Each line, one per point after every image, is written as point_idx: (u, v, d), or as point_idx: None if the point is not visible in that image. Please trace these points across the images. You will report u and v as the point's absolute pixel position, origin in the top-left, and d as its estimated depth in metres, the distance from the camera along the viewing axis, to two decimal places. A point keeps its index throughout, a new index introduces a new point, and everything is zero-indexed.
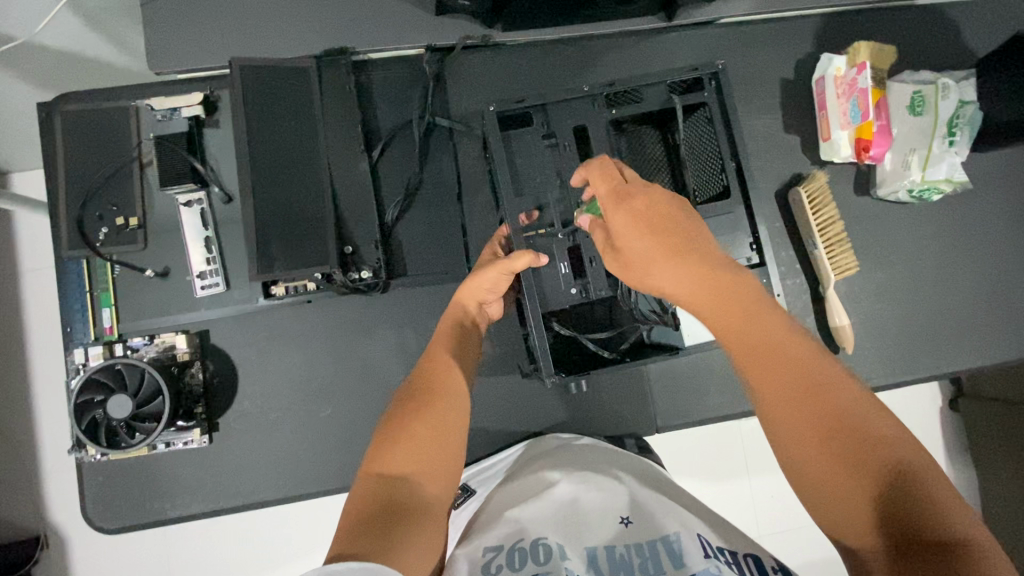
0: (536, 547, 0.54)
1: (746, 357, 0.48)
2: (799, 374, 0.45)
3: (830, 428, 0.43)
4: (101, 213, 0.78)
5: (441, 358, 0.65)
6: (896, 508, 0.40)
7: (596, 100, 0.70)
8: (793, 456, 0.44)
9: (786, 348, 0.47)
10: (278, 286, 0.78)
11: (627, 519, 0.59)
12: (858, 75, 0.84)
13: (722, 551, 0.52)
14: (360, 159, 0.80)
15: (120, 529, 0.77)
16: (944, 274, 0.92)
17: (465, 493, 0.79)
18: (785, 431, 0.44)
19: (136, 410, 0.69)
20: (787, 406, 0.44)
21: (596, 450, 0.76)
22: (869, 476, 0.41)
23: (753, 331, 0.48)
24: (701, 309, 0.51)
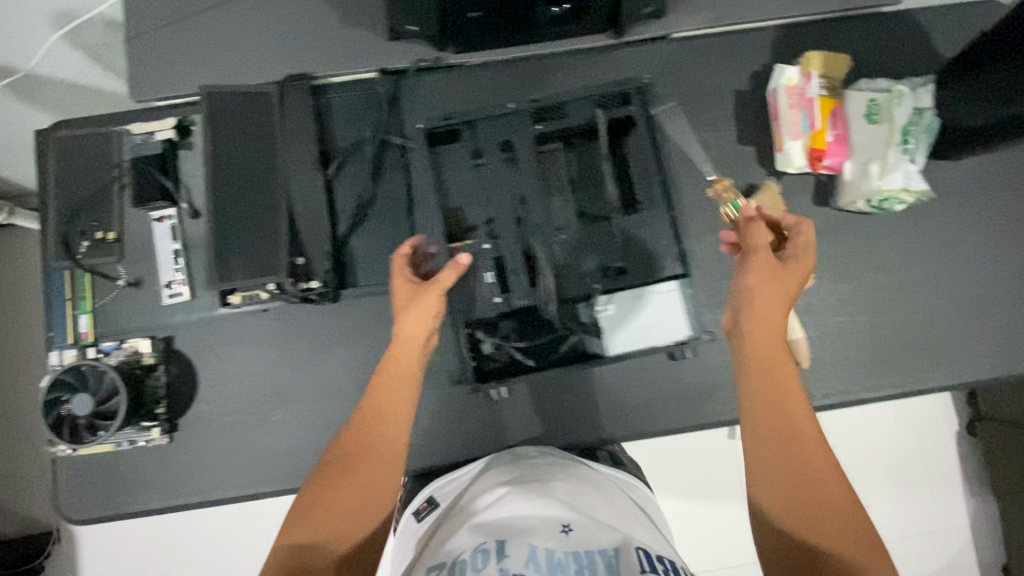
0: (473, 556, 0.53)
1: (760, 390, 0.59)
2: (788, 418, 0.58)
3: (796, 464, 0.56)
4: (84, 229, 0.85)
5: (375, 406, 0.61)
6: (827, 534, 0.53)
7: (524, 116, 0.72)
8: (759, 475, 0.57)
9: (795, 399, 0.59)
10: (233, 296, 0.82)
11: (569, 526, 0.56)
12: (807, 85, 0.86)
13: (662, 563, 0.52)
14: (315, 177, 0.85)
15: (86, 521, 0.82)
16: (915, 287, 0.88)
17: (431, 507, 0.71)
18: (766, 451, 0.57)
19: (96, 408, 0.75)
20: (772, 442, 0.57)
21: (542, 462, 0.73)
22: (816, 507, 0.54)
23: (784, 376, 0.60)
24: (762, 347, 0.61)
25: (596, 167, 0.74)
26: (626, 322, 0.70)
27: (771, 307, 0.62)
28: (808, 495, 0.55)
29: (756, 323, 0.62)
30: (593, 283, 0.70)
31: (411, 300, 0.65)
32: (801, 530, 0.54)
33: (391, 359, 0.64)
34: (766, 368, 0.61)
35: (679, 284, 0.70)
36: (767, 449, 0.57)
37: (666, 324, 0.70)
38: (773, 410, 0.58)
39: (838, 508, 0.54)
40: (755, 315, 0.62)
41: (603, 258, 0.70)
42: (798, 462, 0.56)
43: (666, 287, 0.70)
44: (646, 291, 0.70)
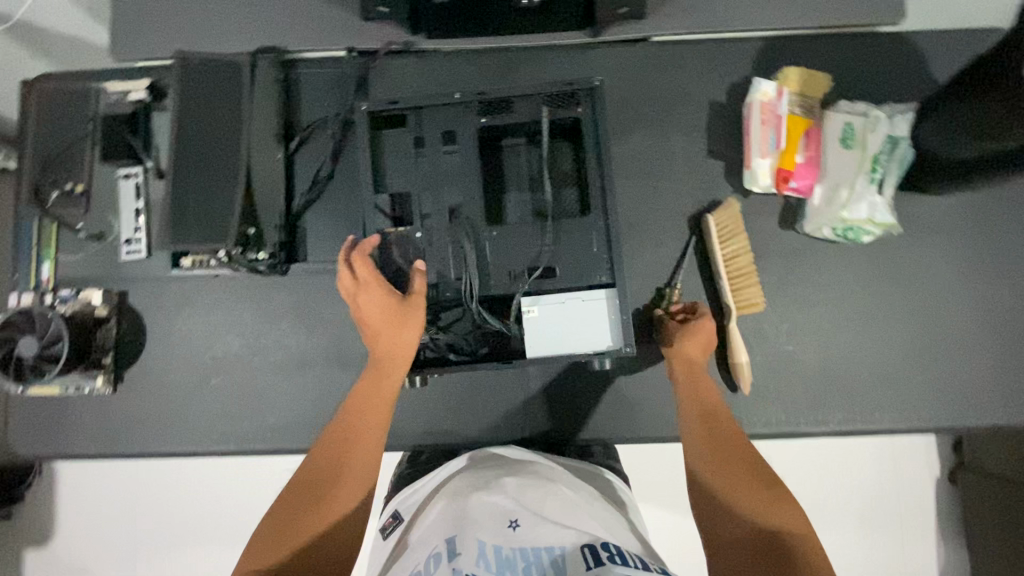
0: (427, 564, 0.52)
1: (692, 404, 0.70)
2: (718, 421, 0.68)
3: (729, 454, 0.65)
4: (54, 179, 0.87)
5: (346, 433, 0.64)
6: (761, 510, 0.59)
7: (468, 108, 0.71)
8: (700, 466, 0.65)
9: (720, 410, 0.70)
10: (186, 258, 0.85)
11: (516, 519, 0.56)
12: (778, 102, 0.83)
13: (608, 550, 0.51)
14: (276, 150, 0.86)
15: (30, 456, 0.87)
16: (872, 324, 0.86)
17: (395, 521, 0.71)
18: (702, 446, 0.66)
19: (41, 351, 0.79)
20: (708, 439, 0.66)
21: (491, 460, 0.72)
22: (749, 488, 0.61)
23: (710, 395, 0.71)
24: (695, 379, 0.72)
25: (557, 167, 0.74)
26: (546, 326, 0.68)
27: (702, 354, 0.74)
28: (741, 477, 0.63)
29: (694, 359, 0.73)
30: (517, 283, 0.70)
31: (383, 316, 0.66)
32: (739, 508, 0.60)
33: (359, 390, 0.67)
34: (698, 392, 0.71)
35: (606, 293, 0.68)
36: (703, 442, 0.66)
37: (589, 332, 0.68)
38: (701, 415, 0.69)
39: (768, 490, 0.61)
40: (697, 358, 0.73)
41: (531, 258, 0.70)
42: (732, 453, 0.65)
43: (591, 294, 0.68)
44: (572, 295, 0.68)
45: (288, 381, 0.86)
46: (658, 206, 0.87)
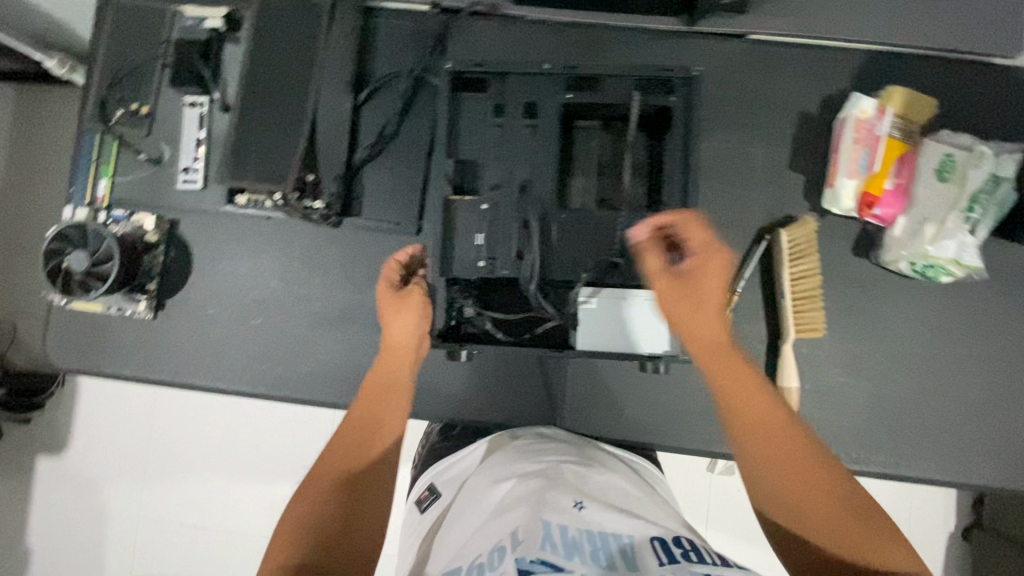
0: (491, 556, 0.51)
1: (728, 401, 0.57)
2: (767, 417, 0.55)
3: (795, 464, 0.53)
4: (121, 98, 0.88)
5: (362, 428, 0.64)
6: (840, 531, 0.50)
7: (556, 80, 0.69)
8: (757, 484, 0.54)
9: (763, 400, 0.56)
10: (241, 196, 0.84)
11: (582, 504, 0.57)
12: (879, 121, 0.78)
13: (677, 545, 0.51)
14: (345, 100, 0.84)
15: (66, 369, 0.87)
16: (936, 370, 0.81)
17: (432, 495, 0.75)
18: (755, 459, 0.54)
19: (90, 267, 0.78)
20: (762, 447, 0.54)
21: (543, 446, 0.72)
22: (825, 505, 0.51)
23: (741, 383, 0.57)
24: (711, 362, 0.59)
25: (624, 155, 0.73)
26: (604, 317, 0.67)
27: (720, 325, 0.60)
28: (811, 492, 0.52)
29: (718, 337, 0.60)
30: (583, 271, 0.69)
31: (400, 308, 0.68)
32: (813, 529, 0.51)
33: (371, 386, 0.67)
34: (724, 382, 0.58)
35: None
36: (756, 455, 0.54)
37: (648, 334, 0.67)
38: (749, 417, 0.56)
39: (846, 499, 0.51)
40: (717, 342, 0.60)
41: (599, 250, 0.69)
42: (795, 460, 0.53)
43: None
44: (638, 294, 0.66)
45: (325, 334, 0.85)
46: (729, 213, 0.83)
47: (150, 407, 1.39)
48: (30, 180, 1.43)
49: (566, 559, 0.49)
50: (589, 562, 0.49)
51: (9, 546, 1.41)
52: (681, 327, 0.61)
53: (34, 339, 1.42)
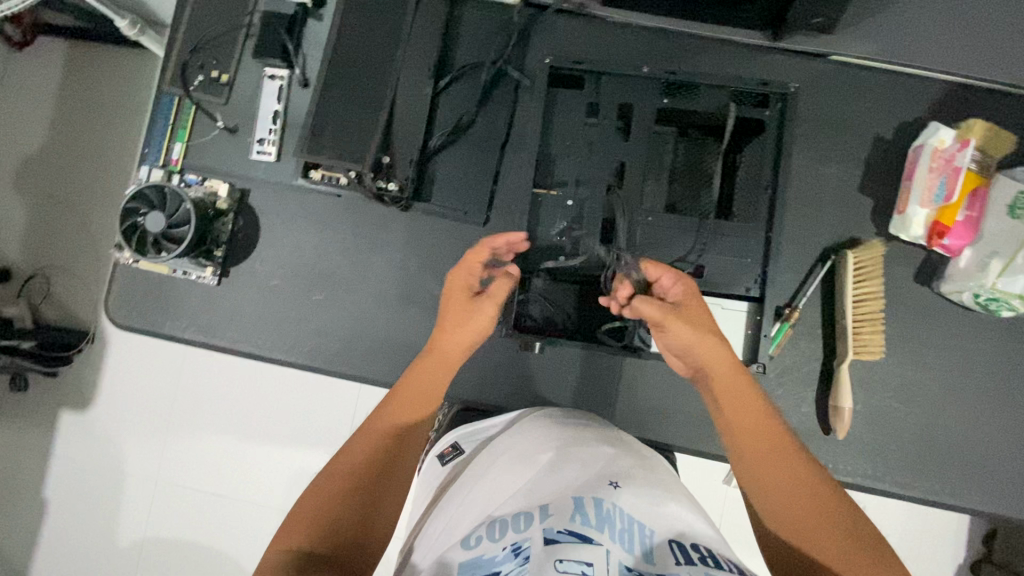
0: (517, 517, 0.54)
1: (738, 415, 0.61)
2: (773, 432, 0.60)
3: (798, 474, 0.57)
4: (202, 63, 0.89)
5: (390, 424, 0.63)
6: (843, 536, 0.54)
7: (652, 84, 0.75)
8: (767, 488, 0.58)
9: (767, 418, 0.61)
10: (316, 171, 0.85)
11: (618, 485, 0.58)
12: (958, 152, 0.77)
13: (699, 546, 0.53)
14: (425, 85, 0.85)
15: (126, 327, 0.88)
16: (986, 402, 0.82)
17: (454, 450, 0.77)
18: (763, 466, 0.59)
19: (166, 230, 0.79)
20: (770, 454, 0.59)
21: (578, 421, 0.73)
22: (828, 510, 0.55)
23: (752, 404, 0.62)
24: (732, 382, 0.63)
25: (705, 163, 0.79)
26: None
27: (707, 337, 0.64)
28: (818, 497, 0.56)
29: (706, 342, 0.64)
30: None
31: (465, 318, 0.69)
32: (820, 532, 0.54)
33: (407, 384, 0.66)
34: (740, 399, 0.62)
35: (747, 307, 0.73)
36: (766, 461, 0.59)
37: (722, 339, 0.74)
38: (759, 433, 0.60)
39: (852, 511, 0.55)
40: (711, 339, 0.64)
41: (682, 253, 0.73)
42: (797, 470, 0.58)
43: (735, 304, 0.73)
44: (715, 301, 0.73)
45: (384, 315, 0.86)
46: (796, 231, 0.84)
47: (180, 370, 1.39)
48: (81, 138, 1.44)
49: (596, 532, 0.51)
50: (614, 541, 0.51)
51: (27, 496, 1.43)
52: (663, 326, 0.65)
53: (70, 294, 1.43)
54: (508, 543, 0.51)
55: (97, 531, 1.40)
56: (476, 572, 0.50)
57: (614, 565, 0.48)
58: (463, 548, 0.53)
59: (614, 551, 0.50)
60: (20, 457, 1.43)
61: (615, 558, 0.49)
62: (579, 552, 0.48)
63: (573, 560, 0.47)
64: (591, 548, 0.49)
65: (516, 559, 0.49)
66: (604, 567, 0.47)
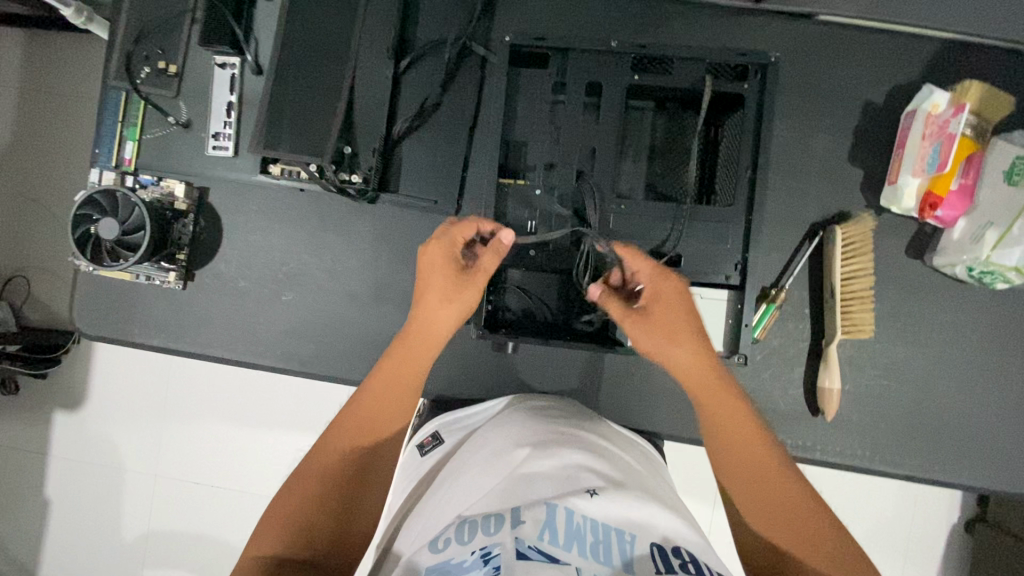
0: (488, 520, 0.53)
1: (710, 407, 0.61)
2: (745, 428, 0.60)
3: (766, 469, 0.58)
4: (148, 54, 0.83)
5: (362, 422, 0.61)
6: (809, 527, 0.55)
7: (621, 60, 0.70)
8: (737, 481, 0.58)
9: (740, 412, 0.60)
10: (275, 166, 0.81)
11: (596, 490, 0.56)
12: (953, 117, 0.72)
13: (677, 551, 0.52)
14: (385, 66, 0.79)
15: (94, 337, 0.86)
16: (978, 377, 0.80)
17: (434, 441, 0.76)
18: (733, 459, 0.59)
19: (121, 237, 0.76)
20: (743, 450, 0.59)
21: (558, 412, 0.72)
22: (797, 502, 0.56)
23: (723, 401, 0.60)
24: (696, 386, 0.61)
25: (681, 141, 0.76)
26: None
27: (686, 349, 0.62)
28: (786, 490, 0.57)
29: (689, 357, 0.62)
30: None
31: (450, 295, 0.65)
32: (789, 522, 0.56)
33: (376, 381, 0.63)
34: (711, 397, 0.61)
35: (728, 296, 0.70)
36: (738, 455, 0.59)
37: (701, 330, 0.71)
38: (731, 427, 0.59)
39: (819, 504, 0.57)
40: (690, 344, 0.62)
41: (657, 244, 0.70)
42: (765, 465, 0.58)
43: (714, 293, 0.70)
44: (695, 291, 0.70)
45: (357, 312, 0.83)
46: (782, 206, 0.80)
47: (167, 368, 1.38)
48: (41, 134, 1.39)
49: (564, 549, 0.50)
50: (588, 555, 0.50)
51: (27, 496, 1.44)
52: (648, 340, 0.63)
53: (50, 295, 1.41)
54: (477, 548, 0.50)
55: (98, 528, 1.41)
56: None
57: None
58: (432, 551, 0.53)
59: (586, 565, 0.49)
60: (16, 459, 1.43)
61: (588, 573, 0.48)
62: (550, 570, 0.46)
63: None
64: (560, 566, 0.47)
65: (485, 567, 0.47)
66: None
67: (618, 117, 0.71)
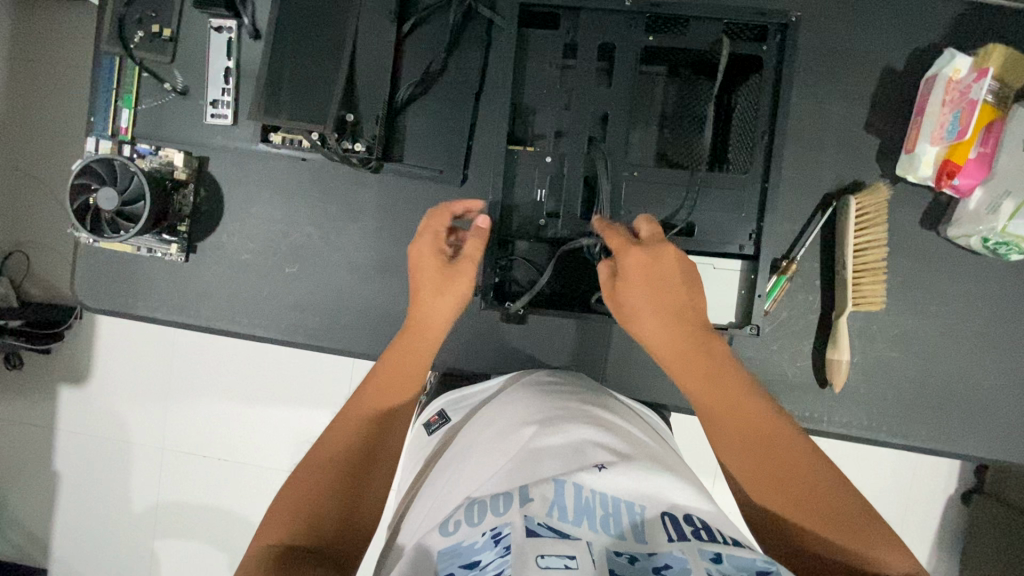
0: (496, 500, 0.53)
1: (699, 391, 0.60)
2: (740, 409, 0.59)
3: (765, 447, 0.57)
4: (141, 17, 0.81)
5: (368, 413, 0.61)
6: (813, 503, 0.54)
7: (635, 20, 0.68)
8: (735, 461, 0.58)
9: (733, 394, 0.60)
10: (276, 134, 0.79)
11: (604, 464, 0.56)
12: (975, 83, 0.70)
13: (689, 520, 0.52)
14: (388, 30, 0.77)
15: (97, 311, 0.85)
16: (988, 349, 0.79)
17: (441, 420, 0.76)
18: (729, 440, 0.58)
19: (120, 207, 0.74)
20: (739, 431, 0.58)
21: (562, 388, 0.72)
22: (801, 477, 0.55)
23: (713, 383, 0.60)
24: (675, 365, 0.62)
25: (694, 107, 0.74)
26: None
27: (664, 328, 0.62)
28: (787, 468, 0.56)
29: (663, 340, 0.62)
30: None
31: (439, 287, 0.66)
32: (793, 499, 0.54)
33: (392, 363, 0.64)
34: (698, 381, 0.61)
35: (741, 266, 0.69)
36: (733, 437, 0.58)
37: (712, 301, 0.70)
38: (725, 410, 0.59)
39: (825, 477, 0.55)
40: (672, 324, 0.62)
41: (669, 214, 0.69)
42: (764, 443, 0.57)
43: (727, 263, 0.69)
44: (707, 261, 0.69)
45: (362, 284, 0.82)
46: (795, 175, 0.78)
47: (170, 343, 1.38)
48: (33, 105, 1.35)
49: (573, 525, 0.50)
50: (599, 529, 0.50)
51: (36, 469, 1.45)
52: (631, 317, 0.64)
53: (51, 270, 1.39)
54: (488, 529, 0.50)
55: (108, 500, 1.43)
56: (454, 560, 0.49)
57: (599, 554, 0.48)
58: (442, 534, 0.52)
59: (595, 540, 0.49)
60: (25, 433, 1.45)
61: (598, 547, 0.48)
62: (561, 546, 0.47)
63: (555, 554, 0.46)
64: (571, 542, 0.47)
65: (497, 548, 0.47)
66: (588, 557, 0.46)
67: (631, 81, 0.68)
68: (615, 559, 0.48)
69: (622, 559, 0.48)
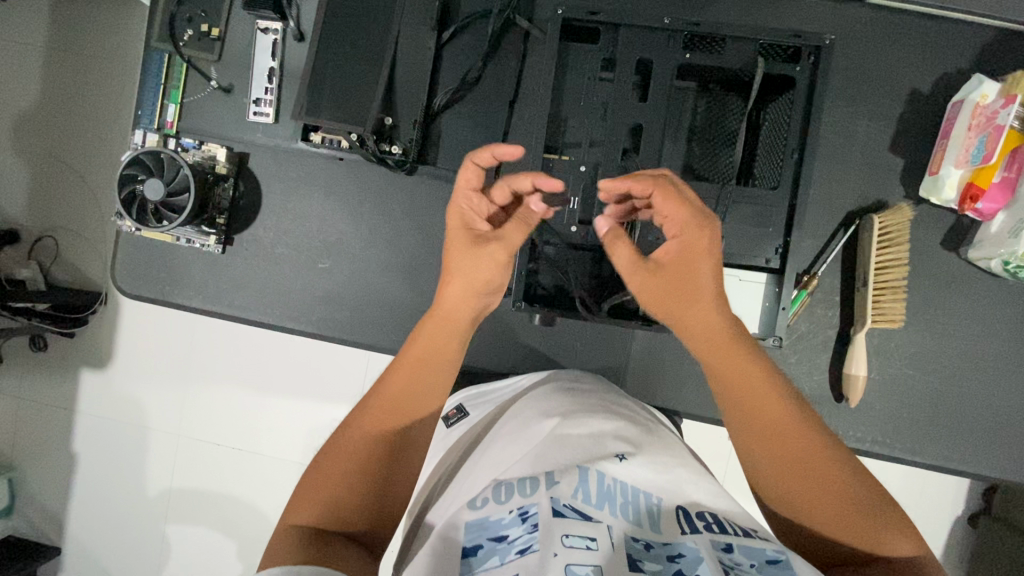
0: (524, 481, 0.55)
1: (741, 394, 0.55)
2: (780, 415, 0.55)
3: (805, 456, 0.53)
4: (191, 17, 0.84)
5: (383, 423, 0.59)
6: (852, 511, 0.52)
7: (674, 38, 0.70)
8: (769, 470, 0.55)
9: (774, 399, 0.55)
10: (316, 134, 0.81)
11: (624, 455, 0.58)
12: (1001, 109, 0.71)
13: (703, 514, 0.54)
14: (429, 37, 0.79)
15: (135, 296, 0.88)
16: (1006, 371, 0.80)
17: (459, 413, 0.79)
18: (765, 449, 0.54)
19: (166, 198, 0.77)
20: (780, 439, 0.54)
21: (584, 386, 0.74)
22: (839, 484, 0.53)
23: (756, 384, 0.55)
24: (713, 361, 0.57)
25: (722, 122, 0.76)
26: None
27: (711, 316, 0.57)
28: (825, 476, 0.53)
29: (702, 328, 0.57)
30: None
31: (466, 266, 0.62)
32: (830, 506, 0.53)
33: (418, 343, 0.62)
34: (734, 383, 0.56)
35: (766, 278, 0.72)
36: (771, 445, 0.54)
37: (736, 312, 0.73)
38: (761, 418, 0.55)
39: (863, 484, 0.53)
40: (713, 318, 0.57)
41: None
42: (804, 452, 0.53)
43: (753, 275, 0.72)
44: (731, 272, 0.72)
45: (392, 281, 0.85)
46: (819, 192, 0.80)
47: (192, 331, 1.41)
48: (72, 92, 1.39)
49: (595, 509, 0.52)
50: (618, 515, 0.52)
51: (56, 450, 1.49)
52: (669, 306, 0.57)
53: (81, 255, 1.43)
54: (515, 507, 0.52)
55: (124, 482, 1.46)
56: (482, 534, 0.51)
57: (619, 538, 0.49)
58: (470, 509, 0.54)
59: (615, 524, 0.51)
60: (49, 413, 1.48)
61: (617, 531, 0.50)
62: (585, 528, 0.49)
63: (579, 535, 0.48)
64: (593, 524, 0.50)
65: (524, 525, 0.50)
66: (608, 540, 0.48)
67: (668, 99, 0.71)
68: (633, 543, 0.49)
69: (638, 545, 0.49)
